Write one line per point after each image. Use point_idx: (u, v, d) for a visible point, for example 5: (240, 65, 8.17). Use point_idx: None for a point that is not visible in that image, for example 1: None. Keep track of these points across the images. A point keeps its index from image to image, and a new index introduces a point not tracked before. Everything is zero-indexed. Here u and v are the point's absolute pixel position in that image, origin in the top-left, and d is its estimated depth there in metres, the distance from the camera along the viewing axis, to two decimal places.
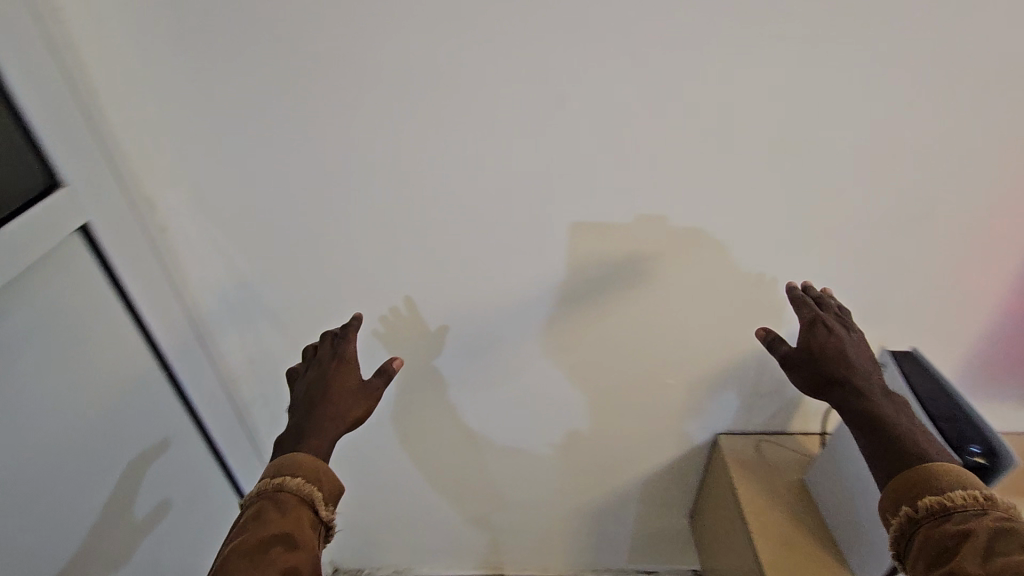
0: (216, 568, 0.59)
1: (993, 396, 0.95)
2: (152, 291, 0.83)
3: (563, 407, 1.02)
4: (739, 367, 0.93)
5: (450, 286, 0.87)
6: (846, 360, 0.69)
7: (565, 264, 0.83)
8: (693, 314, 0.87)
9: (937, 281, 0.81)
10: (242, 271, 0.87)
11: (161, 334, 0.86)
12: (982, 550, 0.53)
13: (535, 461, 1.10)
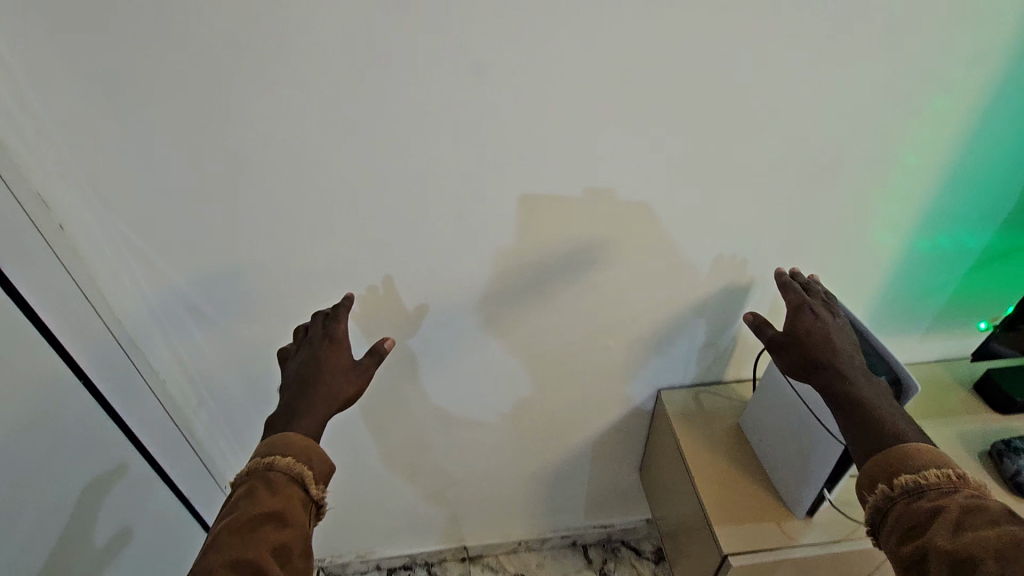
0: (209, 542, 0.60)
1: (901, 330, 1.05)
2: (57, 299, 0.76)
3: (514, 378, 1.03)
4: (675, 323, 0.98)
5: (396, 270, 0.85)
6: (829, 341, 0.74)
7: (506, 236, 0.83)
8: (630, 278, 0.90)
9: (847, 228, 0.89)
10: (161, 269, 0.81)
11: (71, 343, 0.79)
12: (954, 524, 0.58)
13: (493, 434, 1.13)
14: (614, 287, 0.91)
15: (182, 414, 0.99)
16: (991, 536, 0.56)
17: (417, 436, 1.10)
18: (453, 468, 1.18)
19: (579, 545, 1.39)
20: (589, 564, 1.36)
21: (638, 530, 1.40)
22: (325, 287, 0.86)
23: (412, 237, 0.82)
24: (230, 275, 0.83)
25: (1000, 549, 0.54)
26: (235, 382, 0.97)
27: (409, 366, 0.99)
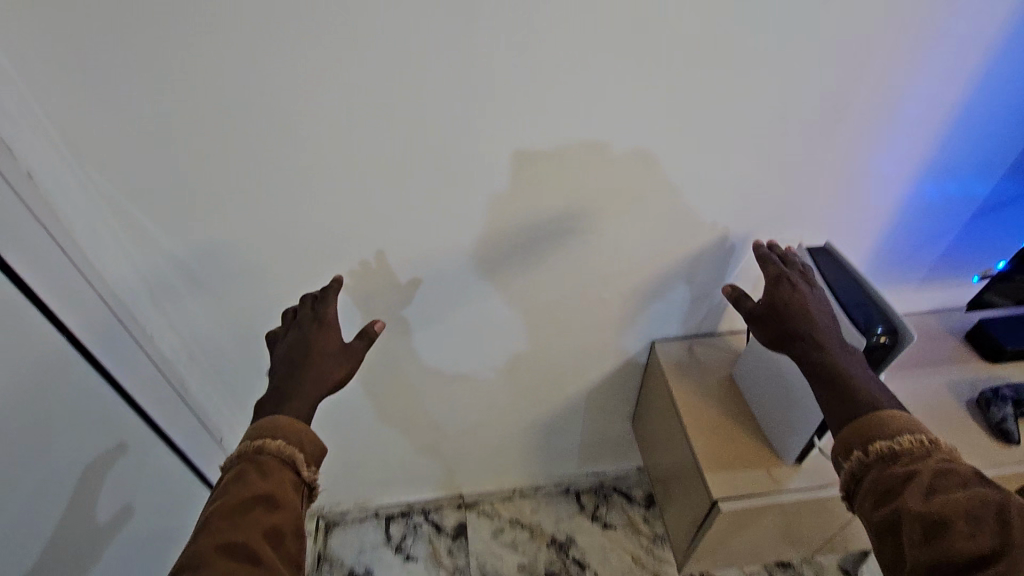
0: (199, 527, 0.60)
1: (896, 282, 1.04)
2: (43, 263, 0.74)
3: (508, 333, 1.03)
4: (670, 276, 0.96)
5: (387, 240, 0.84)
6: (807, 313, 0.73)
7: (499, 189, 0.80)
8: (623, 236, 0.89)
9: (848, 178, 0.86)
10: (142, 225, 0.78)
11: (69, 318, 0.78)
12: (925, 488, 0.58)
13: (488, 390, 1.14)
14: (609, 238, 0.89)
15: (179, 380, 0.99)
16: (962, 497, 0.56)
17: (410, 391, 1.11)
18: (449, 421, 1.19)
19: (571, 491, 1.42)
20: (581, 508, 1.39)
21: (629, 476, 1.43)
22: (316, 255, 0.85)
23: (402, 206, 0.80)
24: (218, 242, 0.81)
25: (970, 510, 0.55)
26: (229, 345, 0.97)
27: (401, 330, 0.99)
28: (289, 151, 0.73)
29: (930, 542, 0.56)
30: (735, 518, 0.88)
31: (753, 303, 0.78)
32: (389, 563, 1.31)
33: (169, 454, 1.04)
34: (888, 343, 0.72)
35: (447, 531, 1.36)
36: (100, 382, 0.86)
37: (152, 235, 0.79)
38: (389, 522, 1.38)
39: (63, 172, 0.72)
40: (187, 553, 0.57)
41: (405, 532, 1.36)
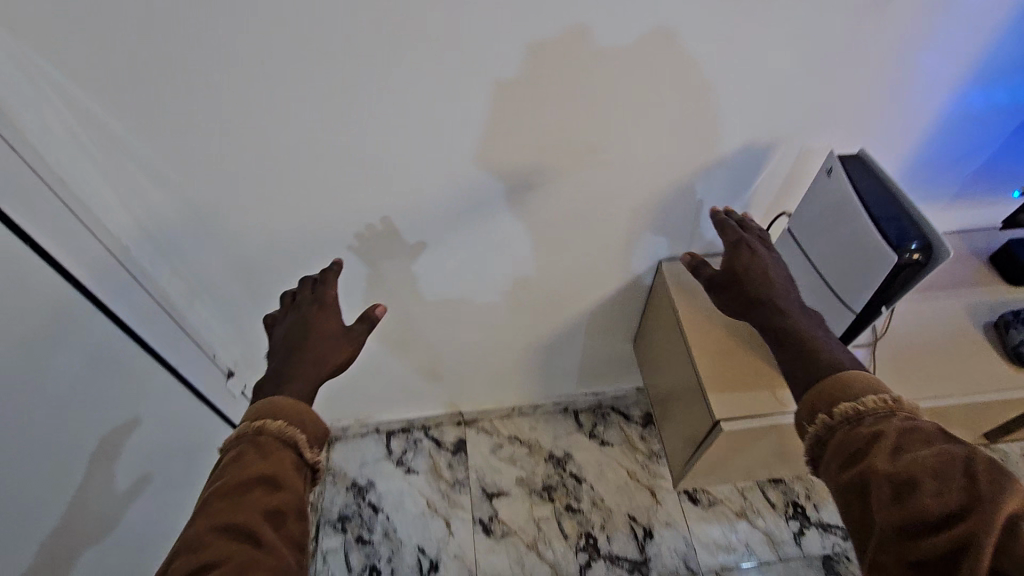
0: (197, 510, 0.56)
1: (927, 195, 0.97)
2: (24, 195, 0.68)
3: (513, 255, 0.98)
4: (682, 192, 0.90)
5: (383, 176, 0.80)
6: (766, 278, 0.77)
7: (497, 93, 0.71)
8: (634, 157, 0.83)
9: (886, 77, 0.77)
10: (110, 142, 0.70)
11: (59, 252, 0.72)
12: (891, 448, 0.56)
13: (491, 316, 1.11)
14: (624, 148, 0.81)
15: (184, 318, 0.95)
16: (929, 454, 0.54)
17: (408, 314, 1.08)
18: (451, 345, 1.17)
19: (570, 411, 1.43)
20: (579, 426, 1.41)
21: (628, 396, 1.43)
22: (308, 192, 0.80)
23: (400, 140, 0.75)
24: (203, 176, 0.76)
25: (937, 466, 0.53)
26: (224, 280, 0.92)
27: (399, 265, 0.96)
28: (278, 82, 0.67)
29: (898, 502, 0.53)
30: (735, 437, 0.87)
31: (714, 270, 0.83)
32: (390, 474, 1.35)
33: (184, 392, 1.01)
34: (920, 261, 0.65)
35: (447, 446, 1.39)
36: (107, 323, 0.81)
37: (135, 160, 0.73)
38: (390, 438, 1.40)
39: (23, 87, 0.64)
40: (184, 538, 0.54)
41: (405, 447, 1.38)
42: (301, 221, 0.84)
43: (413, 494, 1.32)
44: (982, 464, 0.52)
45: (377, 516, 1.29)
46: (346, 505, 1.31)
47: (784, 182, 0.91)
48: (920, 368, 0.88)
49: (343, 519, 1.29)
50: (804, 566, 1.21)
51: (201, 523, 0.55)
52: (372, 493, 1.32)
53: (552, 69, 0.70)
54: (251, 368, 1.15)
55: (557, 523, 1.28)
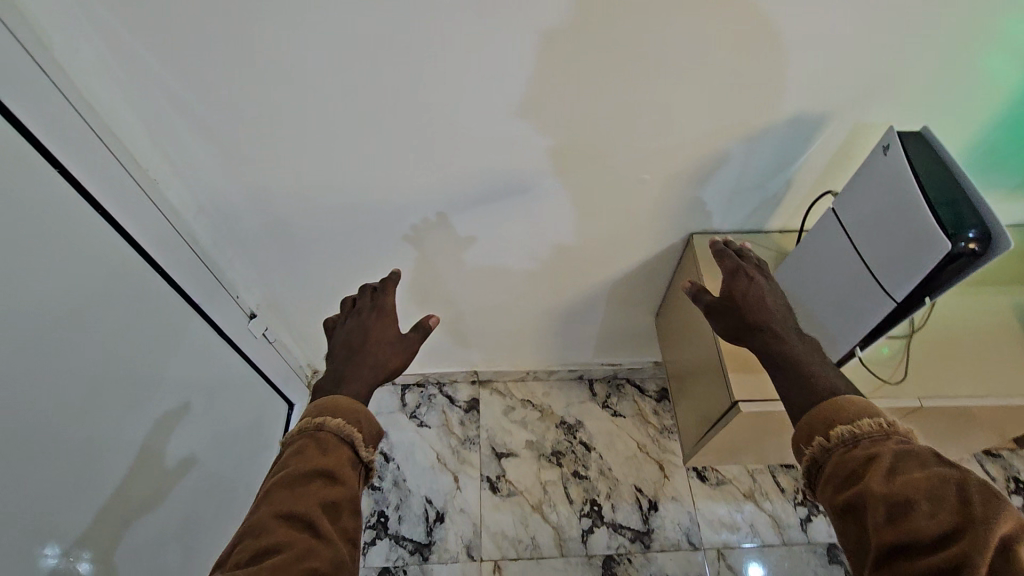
0: (259, 499, 0.58)
1: (988, 184, 0.91)
2: (59, 127, 0.67)
3: (548, 219, 0.96)
4: (724, 161, 0.86)
5: (419, 130, 0.78)
6: (762, 305, 0.75)
7: (544, 45, 0.68)
8: (677, 123, 0.79)
9: (964, 50, 0.71)
10: (146, 69, 0.69)
11: (88, 179, 0.71)
12: (887, 470, 0.53)
13: (517, 281, 1.11)
14: (668, 111, 0.77)
15: (212, 257, 0.96)
16: (924, 477, 0.51)
17: (432, 272, 1.07)
18: (475, 304, 1.17)
19: (585, 378, 1.43)
20: (593, 396, 1.41)
21: (645, 370, 1.42)
22: (343, 142, 0.79)
23: (439, 94, 0.73)
24: (236, 115, 0.75)
25: (931, 489, 0.50)
26: (252, 221, 0.93)
27: (426, 224, 0.95)
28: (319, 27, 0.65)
29: (895, 526, 0.50)
30: (751, 418, 0.85)
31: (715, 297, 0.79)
32: (404, 426, 1.37)
33: (215, 336, 1.02)
34: (977, 250, 0.61)
35: (460, 404, 1.40)
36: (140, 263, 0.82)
37: (166, 92, 0.72)
38: (406, 391, 1.42)
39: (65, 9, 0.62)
40: (248, 523, 0.55)
41: (419, 401, 1.41)
42: (332, 172, 0.84)
43: (424, 447, 1.34)
44: (977, 487, 0.49)
45: (388, 465, 1.32)
46: None
47: (832, 160, 0.86)
48: (962, 368, 0.84)
49: None
50: (808, 552, 1.21)
51: (265, 511, 0.56)
52: (383, 442, 1.35)
53: (602, 28, 0.66)
54: (271, 310, 1.16)
55: (563, 487, 1.29)
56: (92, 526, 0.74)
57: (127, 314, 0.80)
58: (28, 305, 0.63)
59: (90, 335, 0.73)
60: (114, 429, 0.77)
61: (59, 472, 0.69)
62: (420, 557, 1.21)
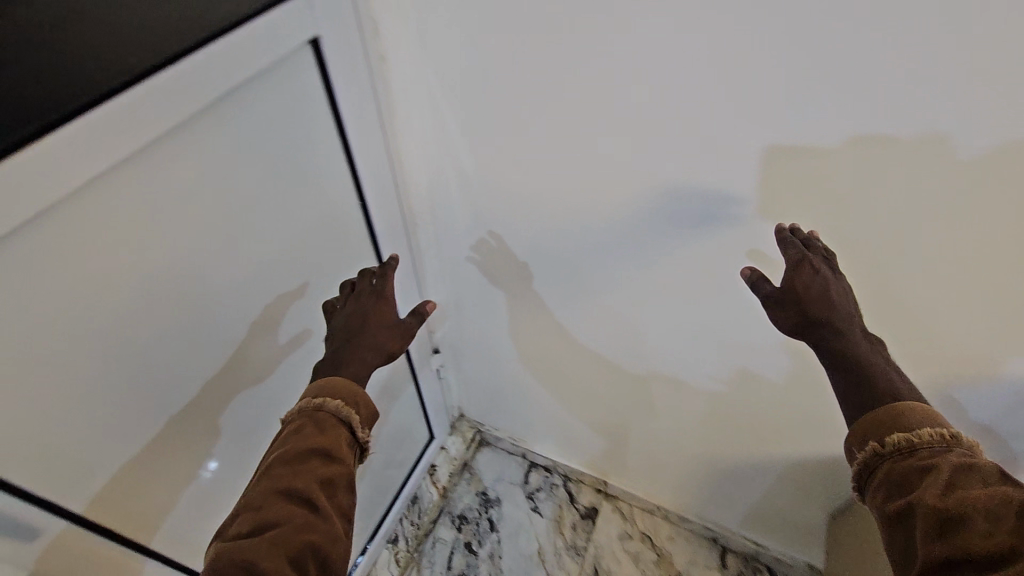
0: (257, 478, 0.54)
1: None
2: (373, 156, 0.74)
3: (738, 367, 0.88)
4: (993, 395, 0.70)
5: (619, 209, 0.72)
6: (818, 301, 0.59)
7: (815, 221, 0.63)
8: (925, 299, 0.65)
9: None
10: (455, 143, 0.76)
11: (364, 165, 0.73)
12: (943, 484, 0.46)
13: (666, 390, 1.00)
14: (934, 289, 0.63)
15: (422, 271, 0.99)
16: (984, 495, 0.44)
17: (562, 344, 1.02)
18: (605, 393, 1.09)
19: (718, 544, 1.27)
20: (722, 566, 1.25)
21: (794, 567, 1.21)
22: (536, 206, 0.78)
23: (672, 180, 0.66)
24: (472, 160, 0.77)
25: (989, 506, 0.43)
26: (425, 248, 0.96)
27: (561, 284, 0.89)
28: (593, 95, 0.62)
29: (944, 538, 0.43)
30: None
31: (774, 290, 0.61)
32: (519, 503, 1.37)
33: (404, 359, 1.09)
34: None
35: (579, 507, 1.35)
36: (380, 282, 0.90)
37: (455, 163, 0.79)
38: (531, 469, 1.42)
39: (406, 42, 0.67)
40: (250, 495, 0.52)
41: (541, 485, 1.39)
42: (530, 250, 0.86)
43: (530, 534, 1.32)
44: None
45: (490, 534, 1.32)
46: (470, 505, 1.37)
47: None
48: None
49: (462, 517, 1.35)
50: None
51: (260, 486, 0.53)
52: (495, 509, 1.36)
53: (907, 161, 0.54)
54: (450, 350, 1.22)
55: None
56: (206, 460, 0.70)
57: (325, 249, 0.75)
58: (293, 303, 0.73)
59: (286, 278, 0.70)
60: (249, 329, 0.68)
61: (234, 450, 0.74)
62: None
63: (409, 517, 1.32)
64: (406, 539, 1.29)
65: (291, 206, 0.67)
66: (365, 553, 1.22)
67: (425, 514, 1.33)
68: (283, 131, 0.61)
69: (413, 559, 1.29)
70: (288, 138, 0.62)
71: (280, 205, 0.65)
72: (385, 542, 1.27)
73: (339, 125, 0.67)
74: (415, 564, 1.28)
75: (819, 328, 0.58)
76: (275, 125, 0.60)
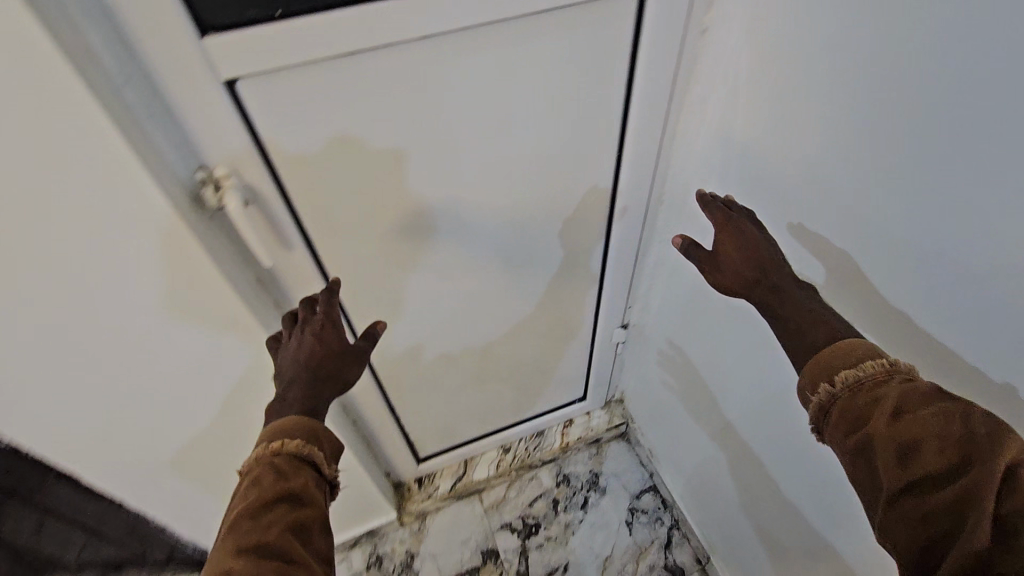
0: (214, 548, 0.55)
1: None
2: (651, 121, 0.77)
3: None
4: None
5: (877, 284, 0.59)
6: (747, 265, 0.67)
7: None
8: None
9: None
10: (732, 142, 0.74)
11: (637, 121, 0.76)
12: (892, 410, 0.50)
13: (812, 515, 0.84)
14: None
15: (646, 249, 1.00)
16: (936, 414, 0.48)
17: (702, 379, 1.04)
18: (753, 469, 0.97)
19: None
20: None
21: None
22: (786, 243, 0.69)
23: (960, 280, 0.51)
24: (743, 162, 0.73)
25: (940, 427, 0.47)
26: (659, 232, 0.97)
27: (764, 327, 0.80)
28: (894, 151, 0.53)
29: (905, 465, 0.48)
30: None
31: (708, 252, 0.70)
32: (619, 506, 1.35)
33: (591, 315, 1.15)
34: None
35: (669, 557, 1.28)
36: (600, 237, 0.95)
37: (723, 162, 0.77)
38: (649, 489, 1.37)
39: (739, 21, 0.66)
40: (214, 561, 0.53)
41: (648, 509, 1.34)
42: None
43: (609, 537, 1.31)
44: (980, 421, 0.46)
45: (579, 509, 1.36)
46: (579, 475, 1.41)
47: None
48: None
49: (566, 478, 1.41)
50: None
51: (224, 551, 0.53)
52: (595, 494, 1.38)
53: None
54: (641, 333, 1.22)
55: None
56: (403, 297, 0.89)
57: (575, 173, 0.82)
58: (522, 212, 0.83)
59: (526, 187, 0.80)
60: (480, 215, 0.81)
61: (425, 300, 0.92)
62: None
63: (527, 443, 1.42)
64: (515, 456, 1.40)
65: (558, 133, 0.75)
66: (482, 438, 1.36)
67: (541, 451, 1.41)
68: (586, 66, 0.69)
69: (511, 474, 1.41)
70: (587, 74, 0.70)
71: (551, 128, 0.74)
72: (499, 444, 1.40)
73: (629, 75, 0.72)
74: (510, 480, 1.41)
75: (751, 286, 0.67)
76: (579, 59, 0.68)
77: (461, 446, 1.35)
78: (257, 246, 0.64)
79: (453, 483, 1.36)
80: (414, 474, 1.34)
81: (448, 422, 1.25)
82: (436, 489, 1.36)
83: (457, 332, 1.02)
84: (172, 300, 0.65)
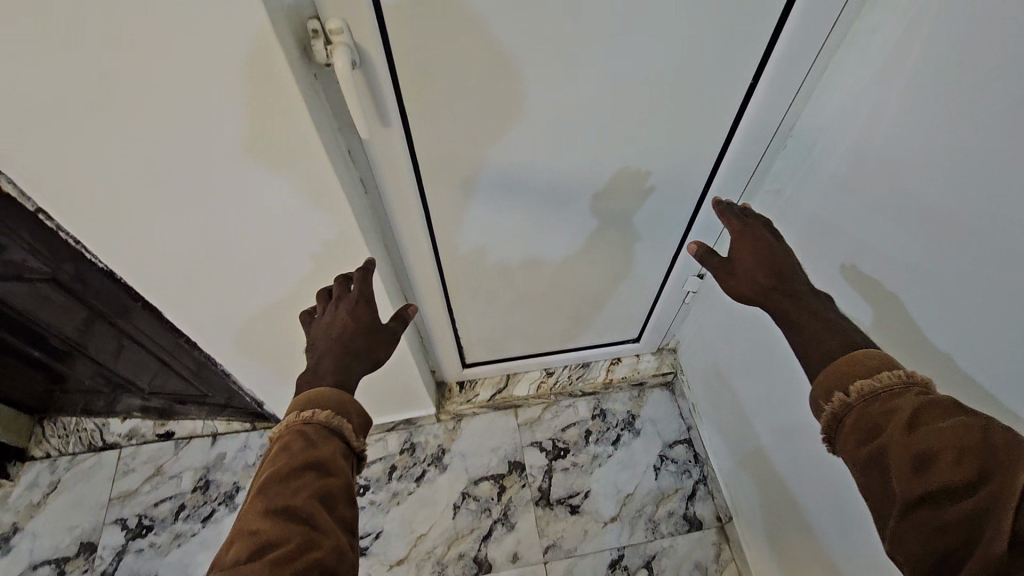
0: (244, 506, 0.57)
1: None
2: (794, 59, 0.69)
3: None
4: None
5: None
6: (762, 270, 0.67)
7: None
8: None
9: None
10: (880, 98, 0.65)
11: (783, 56, 0.69)
12: (907, 422, 0.49)
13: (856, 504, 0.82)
14: None
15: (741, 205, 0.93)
16: (955, 425, 0.46)
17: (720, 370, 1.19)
18: (799, 445, 0.94)
19: None
20: None
21: None
22: (876, 268, 0.70)
23: None
24: (892, 118, 0.64)
25: (958, 438, 0.45)
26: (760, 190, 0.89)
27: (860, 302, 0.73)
28: None
29: (921, 475, 0.46)
30: None
31: (724, 260, 0.70)
32: (650, 451, 1.36)
33: (663, 264, 1.10)
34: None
35: (690, 506, 1.29)
36: (698, 184, 0.89)
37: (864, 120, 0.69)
38: (683, 441, 1.37)
39: None
40: (243, 521, 0.56)
41: (679, 460, 1.34)
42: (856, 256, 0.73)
43: (634, 476, 1.33)
44: (1001, 433, 0.45)
45: (610, 445, 1.37)
46: (616, 413, 1.41)
47: None
48: None
49: (602, 412, 1.42)
50: None
51: (252, 512, 0.56)
52: (628, 434, 1.38)
53: None
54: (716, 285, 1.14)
55: None
56: (482, 208, 0.87)
57: (696, 98, 0.74)
58: (623, 138, 0.78)
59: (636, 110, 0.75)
60: (579, 134, 0.77)
61: (500, 215, 0.89)
62: (536, 496, 1.31)
63: (571, 371, 1.41)
64: (557, 381, 1.41)
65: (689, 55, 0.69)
66: (529, 358, 1.36)
67: (584, 382, 1.41)
68: None
69: (549, 398, 1.42)
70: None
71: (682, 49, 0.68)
72: (543, 366, 1.40)
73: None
74: (548, 402, 1.43)
75: (766, 291, 0.66)
76: None
77: (506, 361, 1.36)
78: (362, 123, 0.63)
79: (492, 394, 1.39)
80: (457, 377, 1.38)
81: (500, 337, 1.27)
82: (475, 395, 1.39)
83: (525, 252, 1.00)
84: (273, 163, 0.66)
